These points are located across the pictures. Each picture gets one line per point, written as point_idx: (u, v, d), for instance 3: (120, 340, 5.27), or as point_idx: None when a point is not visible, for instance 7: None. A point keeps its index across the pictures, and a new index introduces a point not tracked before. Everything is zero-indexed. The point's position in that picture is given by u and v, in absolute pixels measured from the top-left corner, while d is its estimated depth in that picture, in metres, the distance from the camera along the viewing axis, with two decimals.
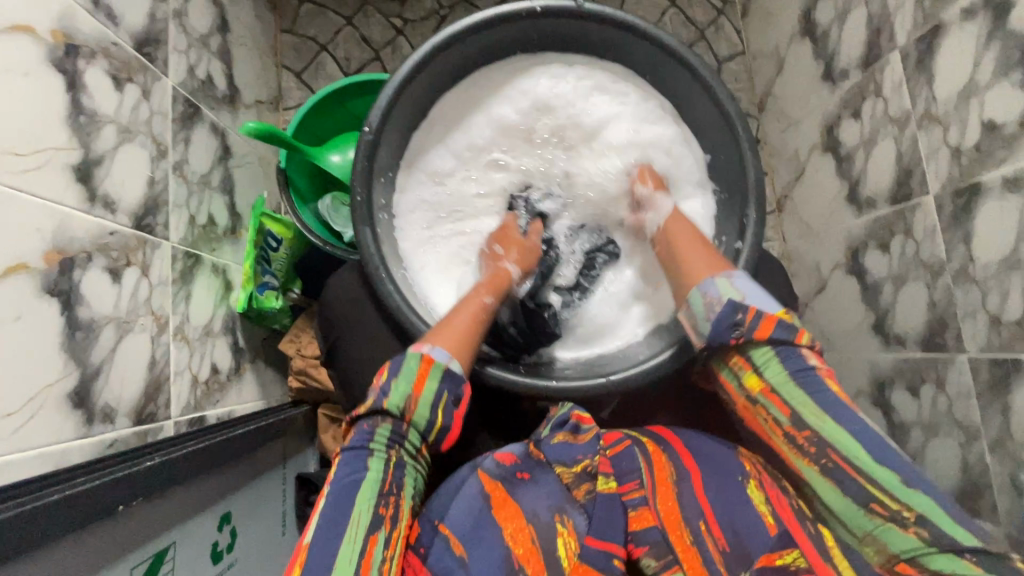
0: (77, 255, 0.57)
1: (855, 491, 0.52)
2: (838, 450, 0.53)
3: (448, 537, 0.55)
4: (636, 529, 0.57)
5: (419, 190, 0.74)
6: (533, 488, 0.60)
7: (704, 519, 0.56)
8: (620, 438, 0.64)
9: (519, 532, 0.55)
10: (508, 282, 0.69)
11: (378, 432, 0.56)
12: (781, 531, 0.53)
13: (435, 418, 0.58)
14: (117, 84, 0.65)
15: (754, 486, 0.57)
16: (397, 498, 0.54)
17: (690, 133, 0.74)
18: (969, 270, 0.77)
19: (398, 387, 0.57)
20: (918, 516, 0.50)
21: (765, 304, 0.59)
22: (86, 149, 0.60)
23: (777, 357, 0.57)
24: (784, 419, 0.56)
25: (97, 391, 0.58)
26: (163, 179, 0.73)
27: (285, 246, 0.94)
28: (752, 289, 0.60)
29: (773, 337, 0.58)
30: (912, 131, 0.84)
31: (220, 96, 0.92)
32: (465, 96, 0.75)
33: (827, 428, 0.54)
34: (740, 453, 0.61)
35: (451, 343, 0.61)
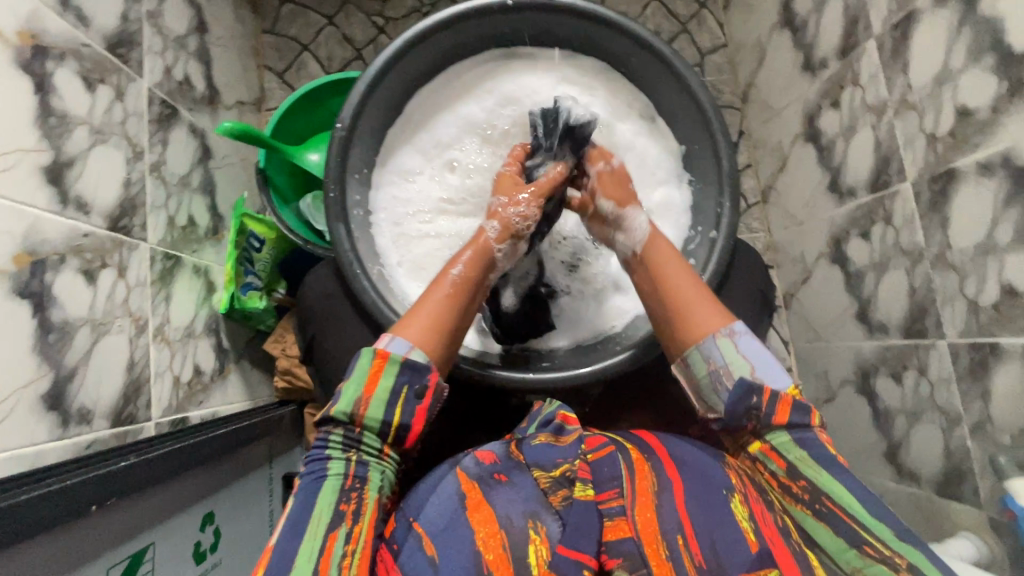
0: (49, 256, 0.57)
1: (849, 535, 0.49)
2: (835, 500, 0.50)
3: (420, 536, 0.51)
4: (612, 540, 0.51)
5: (390, 188, 0.74)
6: (507, 491, 0.54)
7: (682, 533, 0.50)
8: (603, 442, 0.59)
9: (491, 537, 0.50)
10: (485, 253, 0.63)
11: (331, 439, 0.53)
12: (764, 552, 0.47)
13: (394, 415, 0.54)
14: (89, 86, 0.65)
15: (738, 502, 0.51)
16: (359, 493, 0.51)
17: (662, 129, 0.74)
18: (947, 256, 0.77)
19: (349, 391, 0.54)
20: (910, 563, 0.47)
21: (775, 378, 0.56)
22: (57, 150, 0.59)
23: (796, 442, 0.53)
24: (780, 471, 0.54)
25: (72, 393, 0.58)
26: (139, 181, 0.73)
27: (268, 247, 0.93)
28: (759, 355, 0.57)
29: (792, 423, 0.54)
30: (889, 119, 0.84)
31: (199, 97, 0.91)
32: (437, 93, 0.75)
33: (826, 482, 0.51)
34: (726, 463, 0.56)
35: (414, 334, 0.57)
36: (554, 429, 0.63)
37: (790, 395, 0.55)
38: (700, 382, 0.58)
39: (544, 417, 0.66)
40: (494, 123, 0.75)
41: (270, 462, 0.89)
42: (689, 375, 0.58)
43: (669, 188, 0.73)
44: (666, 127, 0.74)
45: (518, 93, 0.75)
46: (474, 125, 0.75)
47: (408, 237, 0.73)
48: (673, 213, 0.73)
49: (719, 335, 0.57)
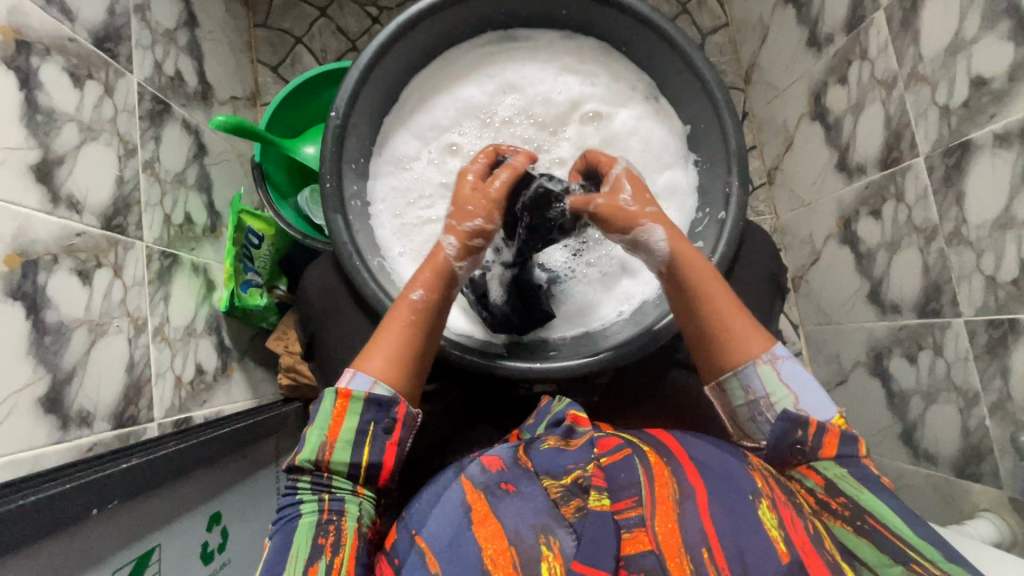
0: (41, 257, 0.55)
1: (895, 552, 0.47)
2: (878, 517, 0.49)
3: (424, 551, 0.50)
4: (629, 553, 0.47)
5: (389, 176, 0.72)
6: (516, 502, 0.53)
7: (707, 545, 0.46)
8: (619, 446, 0.56)
9: (500, 554, 0.48)
10: (444, 270, 0.58)
11: (299, 486, 0.51)
12: (795, 561, 0.44)
13: (362, 456, 0.51)
14: (76, 82, 0.64)
15: (766, 508, 0.48)
16: (337, 524, 0.48)
17: (666, 109, 0.72)
18: (962, 231, 0.75)
19: (310, 438, 0.51)
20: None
21: (819, 408, 0.55)
22: (45, 148, 0.58)
23: (848, 472, 0.52)
24: (818, 488, 0.52)
25: (70, 396, 0.57)
26: (132, 179, 0.72)
27: (267, 242, 0.92)
28: (803, 382, 0.56)
29: (841, 454, 0.53)
30: (900, 93, 0.82)
31: (191, 92, 0.90)
32: (433, 78, 0.73)
33: (870, 502, 0.50)
34: (750, 465, 0.53)
35: (377, 365, 0.54)
36: (564, 431, 0.62)
37: (836, 426, 0.54)
38: (738, 408, 0.57)
39: (555, 416, 0.66)
40: (494, 108, 0.73)
41: (276, 460, 0.88)
42: (725, 402, 0.58)
43: (675, 171, 0.71)
44: (670, 107, 0.72)
45: (518, 78, 0.74)
46: (475, 109, 0.73)
47: (407, 226, 0.71)
48: (679, 196, 0.70)
49: (760, 360, 0.56)
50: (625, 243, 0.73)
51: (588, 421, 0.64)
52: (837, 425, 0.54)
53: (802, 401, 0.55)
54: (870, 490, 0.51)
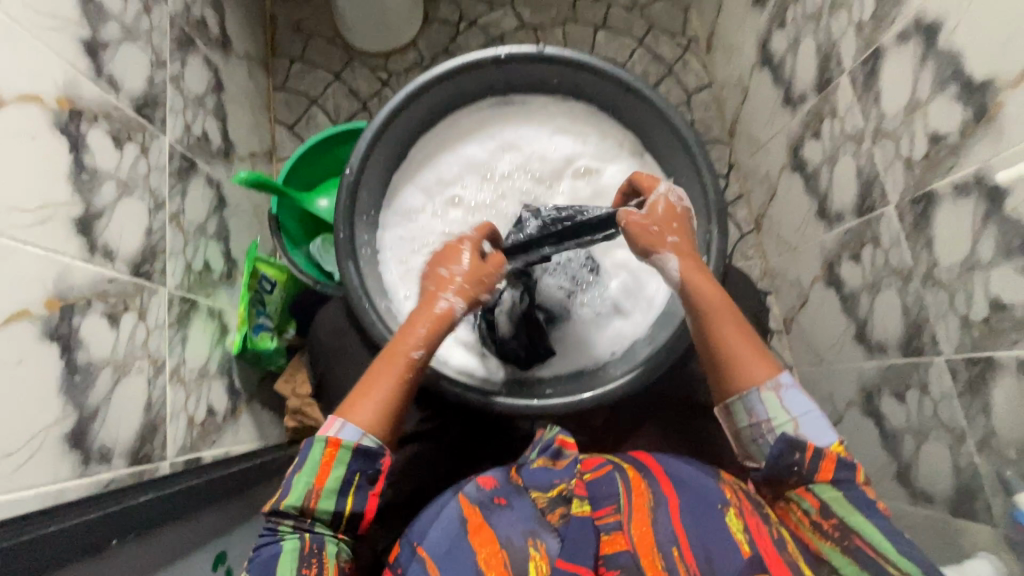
0: (76, 301, 0.60)
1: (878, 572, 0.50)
2: (865, 539, 0.51)
3: (424, 559, 0.52)
4: (607, 552, 0.52)
5: (397, 227, 0.78)
6: (508, 514, 0.55)
7: (676, 545, 0.51)
8: (601, 463, 0.61)
9: (493, 557, 0.51)
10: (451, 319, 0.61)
11: (282, 528, 0.54)
12: (756, 557, 0.47)
13: (345, 504, 0.55)
14: (117, 144, 0.71)
15: (733, 514, 0.51)
16: (319, 558, 0.53)
17: (651, 164, 0.78)
18: (935, 273, 0.79)
19: (298, 483, 0.55)
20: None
21: (818, 434, 0.57)
22: (87, 203, 0.64)
23: (842, 494, 0.54)
24: (813, 510, 0.54)
25: (93, 432, 0.60)
26: (160, 230, 0.78)
27: (279, 289, 0.97)
28: (806, 408, 0.58)
29: (837, 476, 0.55)
30: (868, 147, 0.89)
31: (215, 151, 0.97)
32: (438, 137, 0.80)
33: (859, 523, 0.52)
34: (720, 480, 0.57)
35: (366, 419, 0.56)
36: (551, 453, 0.61)
37: (834, 451, 0.56)
38: (742, 429, 0.60)
39: (544, 443, 0.63)
40: (494, 164, 0.80)
41: None
42: (731, 423, 0.61)
43: None
44: (654, 162, 0.78)
45: (517, 138, 0.81)
46: (476, 166, 0.80)
47: (412, 272, 0.76)
48: None
49: (764, 387, 0.58)
50: (617, 285, 0.77)
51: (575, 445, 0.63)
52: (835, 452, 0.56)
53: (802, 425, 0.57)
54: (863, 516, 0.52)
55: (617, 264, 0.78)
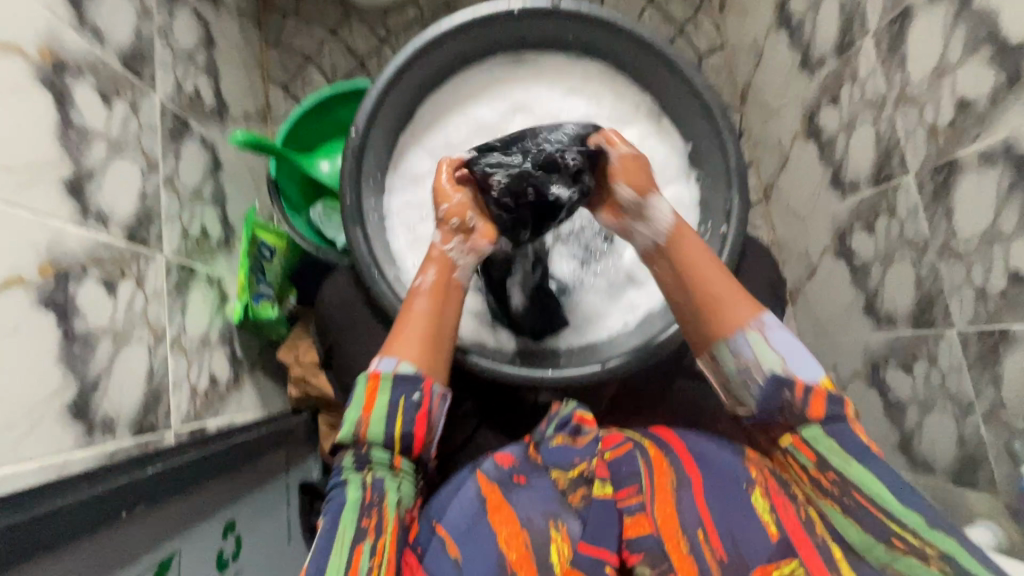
0: (71, 267, 0.57)
1: (877, 529, 0.50)
2: (865, 493, 0.51)
3: (443, 538, 0.54)
4: (631, 535, 0.54)
5: (403, 192, 0.74)
6: (529, 493, 0.57)
7: (702, 528, 0.53)
8: (620, 442, 0.61)
9: (513, 537, 0.53)
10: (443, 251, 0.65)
11: (344, 461, 0.55)
12: (783, 540, 0.51)
13: (395, 428, 0.56)
14: (105, 100, 0.66)
15: (760, 495, 0.54)
16: (377, 507, 0.53)
17: (669, 128, 0.74)
18: (952, 245, 0.78)
19: (349, 416, 0.57)
20: (944, 553, 0.48)
21: (807, 370, 0.54)
22: (77, 163, 0.60)
23: (828, 433, 0.52)
24: (809, 463, 0.53)
25: (96, 402, 0.58)
26: (154, 193, 0.74)
27: (279, 256, 0.95)
28: (792, 346, 0.55)
29: (827, 413, 0.53)
30: (889, 113, 0.86)
31: (208, 111, 0.93)
32: (445, 98, 0.76)
33: (855, 472, 0.51)
34: (745, 458, 0.58)
35: (400, 350, 0.59)
36: (571, 429, 0.62)
37: (824, 387, 0.53)
38: (731, 378, 0.57)
39: (562, 418, 0.63)
40: (505, 126, 0.75)
41: (287, 471, 0.91)
42: (719, 372, 0.58)
43: (678, 187, 0.73)
44: (672, 126, 0.74)
45: (528, 98, 0.76)
46: (486, 128, 0.76)
47: (419, 240, 0.73)
48: (682, 209, 0.72)
49: (749, 328, 0.57)
50: (631, 253, 0.74)
51: (593, 421, 0.64)
52: (824, 387, 0.53)
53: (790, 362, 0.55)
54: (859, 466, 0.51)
55: None
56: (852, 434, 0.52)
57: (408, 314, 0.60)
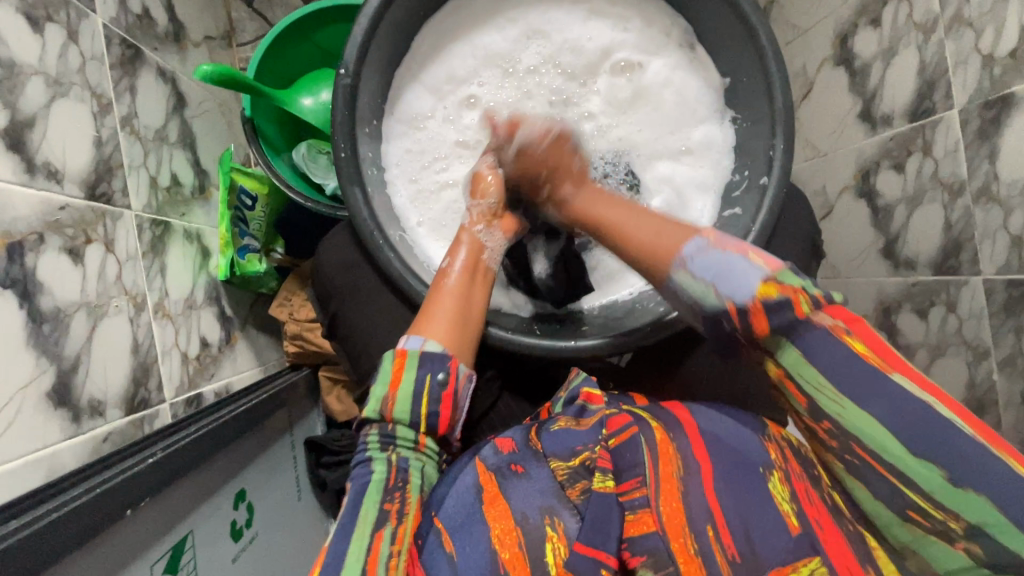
0: (24, 237, 0.50)
1: (891, 497, 0.42)
2: (869, 449, 0.41)
3: (440, 531, 0.48)
4: (633, 535, 0.45)
5: (402, 137, 0.67)
6: (525, 484, 0.50)
7: (711, 522, 0.45)
8: (625, 424, 0.51)
9: (507, 535, 0.46)
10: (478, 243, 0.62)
11: (368, 439, 0.53)
12: (805, 536, 0.43)
13: (421, 407, 0.53)
14: (35, 26, 0.55)
15: (778, 480, 0.47)
16: (402, 492, 0.49)
17: (702, 58, 0.66)
18: (992, 188, 0.73)
19: (374, 393, 0.54)
20: (970, 529, 0.39)
21: (737, 288, 0.44)
22: (11, 109, 0.51)
23: (802, 353, 0.43)
24: (802, 408, 0.45)
25: (78, 386, 0.53)
26: (111, 139, 0.64)
27: (261, 204, 0.86)
28: (719, 265, 0.46)
29: (777, 328, 0.43)
30: (939, 37, 0.77)
31: (163, 34, 0.79)
32: (447, 24, 0.67)
33: (852, 419, 0.42)
34: (766, 436, 0.51)
35: (423, 326, 0.56)
36: (576, 410, 0.58)
37: (758, 298, 0.44)
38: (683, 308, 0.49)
39: (569, 394, 0.62)
40: (518, 55, 0.67)
41: (291, 429, 0.88)
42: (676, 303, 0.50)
43: (710, 126, 0.66)
44: (707, 55, 0.66)
45: (543, 23, 0.68)
46: (496, 58, 0.67)
47: (424, 193, 0.67)
48: (714, 153, 0.66)
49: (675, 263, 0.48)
50: (659, 204, 0.67)
51: (602, 398, 0.59)
52: (761, 299, 0.43)
53: (716, 279, 0.46)
54: (856, 409, 0.41)
55: (659, 179, 0.68)
56: (828, 344, 0.42)
57: (439, 290, 0.57)
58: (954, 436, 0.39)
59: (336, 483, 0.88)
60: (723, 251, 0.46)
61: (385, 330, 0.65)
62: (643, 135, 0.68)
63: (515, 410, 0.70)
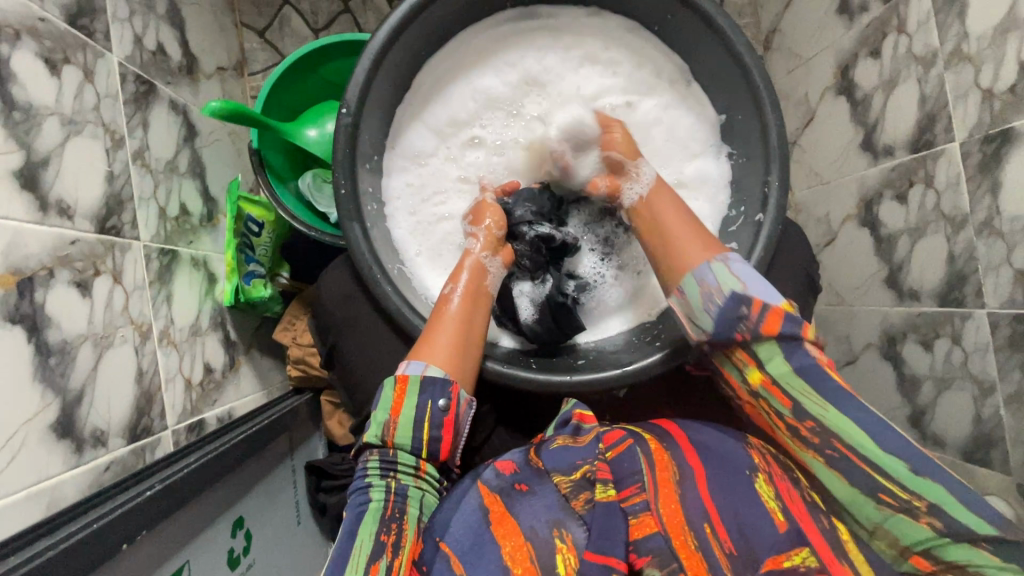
0: (35, 272, 0.51)
1: (864, 482, 0.45)
2: (844, 441, 0.46)
3: (448, 556, 0.47)
4: (637, 537, 0.46)
5: (404, 172, 0.68)
6: (532, 501, 0.51)
7: (709, 521, 0.46)
8: (622, 437, 0.54)
9: (518, 550, 0.46)
10: (483, 272, 0.62)
11: (368, 466, 0.53)
12: (794, 530, 0.43)
13: (422, 434, 0.54)
14: (52, 68, 0.57)
15: (763, 481, 0.47)
16: (399, 523, 0.50)
17: (698, 96, 0.67)
18: (994, 222, 0.73)
19: (376, 417, 0.55)
20: (930, 505, 0.42)
21: (770, 294, 0.51)
22: (27, 149, 0.53)
23: (782, 351, 0.49)
24: (786, 412, 0.49)
25: (82, 417, 0.54)
26: (123, 173, 0.66)
27: (267, 230, 0.87)
28: (756, 274, 0.52)
29: (784, 334, 0.49)
30: (938, 72, 0.78)
31: (176, 68, 0.82)
32: (448, 69, 0.68)
33: (833, 417, 0.47)
34: (747, 443, 0.52)
35: (424, 352, 0.56)
36: (571, 430, 0.58)
37: (783, 308, 0.50)
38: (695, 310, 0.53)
39: (562, 417, 0.62)
40: (519, 100, 0.69)
41: (292, 453, 0.89)
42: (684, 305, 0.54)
43: (704, 161, 0.67)
44: (704, 95, 0.67)
45: (542, 69, 0.69)
46: (498, 102, 0.69)
47: (424, 225, 0.68)
48: (713, 191, 0.66)
49: (714, 260, 0.53)
50: None
51: (595, 420, 0.60)
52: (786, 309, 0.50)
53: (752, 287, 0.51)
54: (833, 408, 0.47)
55: None
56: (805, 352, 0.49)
57: (441, 315, 0.58)
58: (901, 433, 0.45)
59: (335, 508, 0.88)
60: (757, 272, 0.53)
61: (382, 363, 0.66)
62: None
63: (510, 440, 0.70)
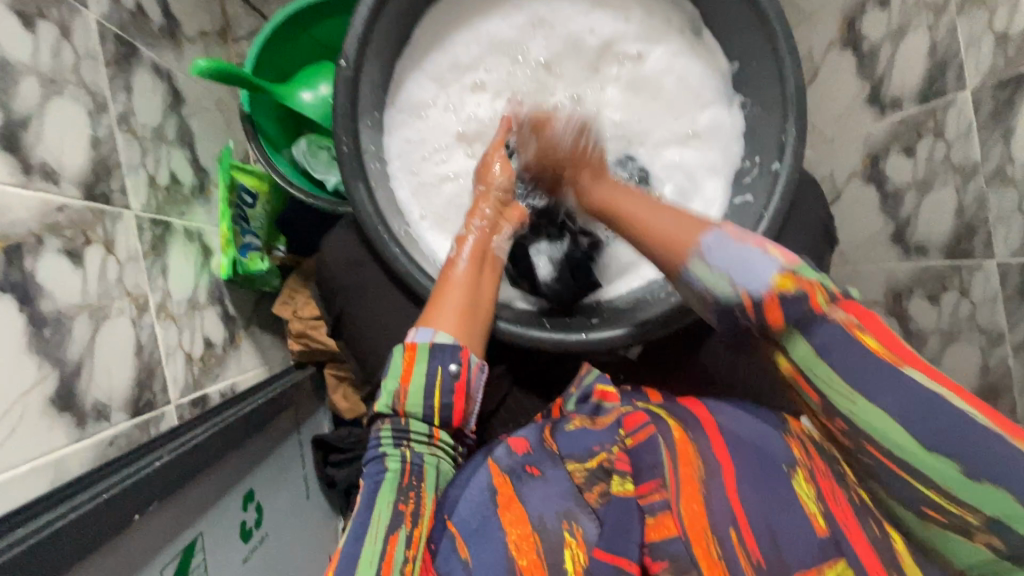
0: (22, 239, 0.49)
1: (909, 494, 0.40)
2: (878, 442, 0.40)
3: (454, 535, 0.47)
4: (655, 539, 0.42)
5: (403, 127, 0.66)
6: (543, 487, 0.49)
7: (735, 526, 0.41)
8: (643, 423, 0.49)
9: (524, 540, 0.45)
10: (486, 241, 0.61)
11: (381, 435, 0.52)
12: (832, 538, 0.40)
13: (433, 399, 0.52)
14: (26, 23, 0.53)
15: (802, 479, 0.44)
16: (416, 491, 0.49)
17: (708, 44, 0.65)
18: (1006, 170, 0.72)
19: (385, 385, 0.53)
20: (990, 520, 0.37)
21: (750, 276, 0.42)
22: (3, 109, 0.49)
23: (811, 346, 0.41)
24: (816, 405, 0.43)
25: (82, 391, 0.52)
26: (108, 138, 0.63)
27: (261, 201, 0.84)
28: (737, 256, 0.43)
29: (791, 319, 0.41)
30: (951, 17, 0.76)
31: (158, 30, 0.78)
32: (452, 13, 0.66)
33: (859, 411, 0.40)
34: (786, 431, 0.49)
35: (432, 318, 0.55)
36: (591, 409, 0.57)
37: (774, 288, 0.41)
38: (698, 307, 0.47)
39: (583, 390, 0.60)
40: (525, 44, 0.67)
41: (298, 428, 0.88)
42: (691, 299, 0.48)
43: (717, 110, 0.65)
44: (714, 41, 0.64)
45: (549, 13, 0.67)
46: (502, 45, 0.66)
47: (425, 185, 0.66)
48: (722, 138, 0.64)
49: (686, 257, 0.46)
50: (671, 190, 0.66)
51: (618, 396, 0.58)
52: (777, 290, 0.41)
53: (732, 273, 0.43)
54: (864, 403, 0.40)
55: (668, 166, 0.67)
56: (832, 329, 0.40)
57: (448, 284, 0.56)
58: (962, 421, 0.37)
59: (344, 481, 0.88)
60: (741, 243, 0.44)
61: (393, 328, 0.64)
62: (649, 124, 0.67)
63: (526, 403, 0.70)
